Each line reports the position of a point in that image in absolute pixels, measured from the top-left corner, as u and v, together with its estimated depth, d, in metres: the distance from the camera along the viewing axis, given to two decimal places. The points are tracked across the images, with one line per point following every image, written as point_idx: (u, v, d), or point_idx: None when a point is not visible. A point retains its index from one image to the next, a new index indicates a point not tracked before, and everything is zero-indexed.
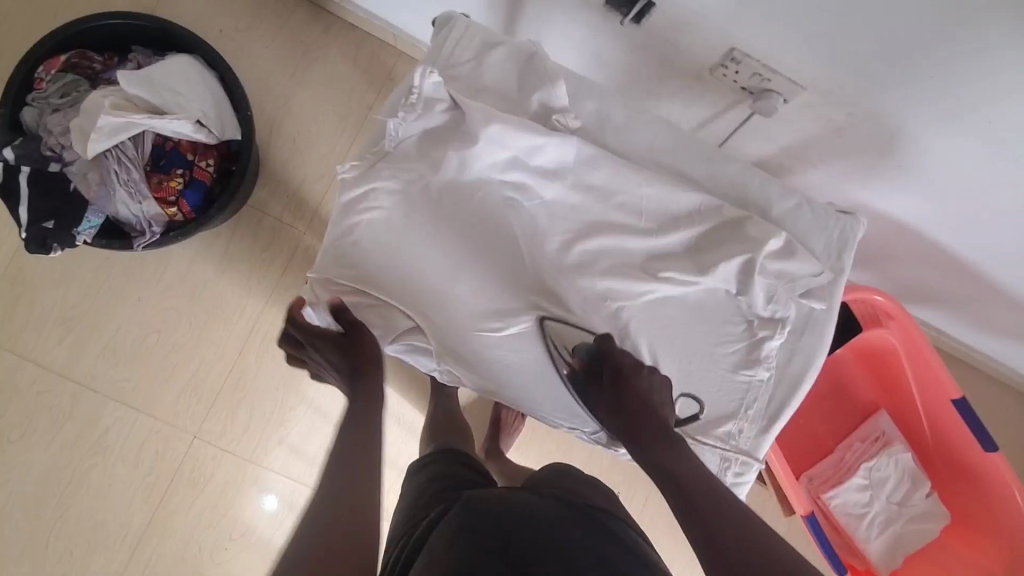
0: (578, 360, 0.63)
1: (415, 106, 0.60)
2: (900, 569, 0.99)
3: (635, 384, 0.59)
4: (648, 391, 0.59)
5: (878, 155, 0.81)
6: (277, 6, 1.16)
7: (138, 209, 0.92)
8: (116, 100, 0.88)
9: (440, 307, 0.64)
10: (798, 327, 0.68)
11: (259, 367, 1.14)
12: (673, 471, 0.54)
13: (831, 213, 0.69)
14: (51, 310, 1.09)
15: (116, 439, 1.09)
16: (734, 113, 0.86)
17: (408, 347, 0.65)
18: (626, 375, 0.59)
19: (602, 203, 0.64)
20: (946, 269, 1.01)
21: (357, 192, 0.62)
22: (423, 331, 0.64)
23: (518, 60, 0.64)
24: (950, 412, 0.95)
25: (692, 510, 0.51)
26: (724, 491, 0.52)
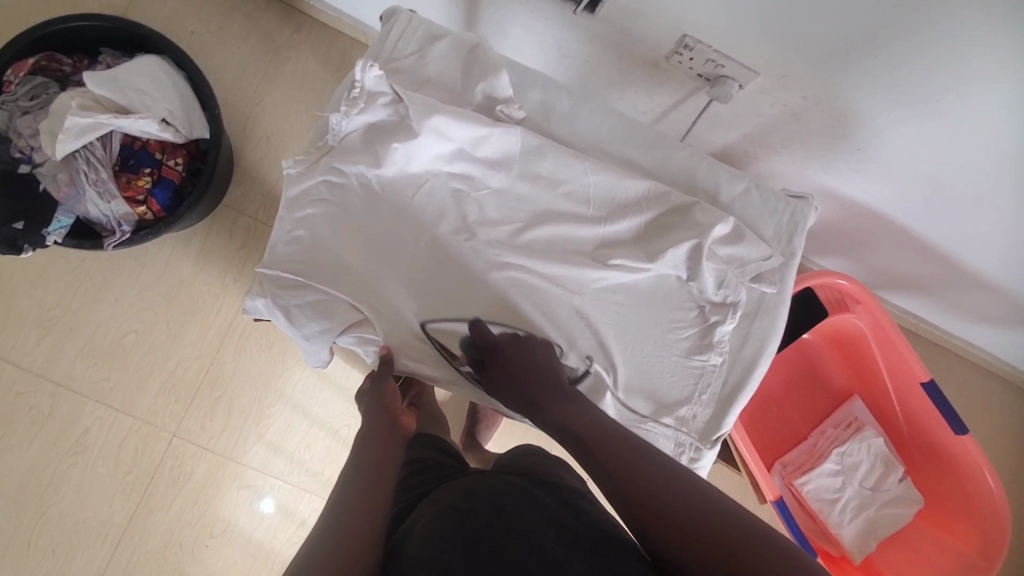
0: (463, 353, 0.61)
1: (357, 100, 0.60)
2: (876, 556, 0.98)
3: (513, 352, 0.59)
4: (530, 353, 0.60)
5: (834, 139, 0.81)
6: (247, 6, 1.17)
7: (107, 208, 0.93)
8: (83, 101, 0.89)
9: (391, 297, 0.64)
10: (750, 311, 0.69)
11: (237, 364, 1.15)
12: (569, 428, 0.54)
13: (781, 198, 0.70)
14: (29, 311, 1.10)
15: (96, 438, 1.11)
16: (693, 102, 0.87)
17: (359, 339, 0.63)
18: (503, 349, 0.60)
19: (550, 190, 0.65)
20: (914, 254, 1.02)
21: (302, 186, 0.63)
22: (372, 324, 0.63)
23: (463, 51, 0.65)
24: (920, 396, 0.95)
25: (594, 460, 0.51)
26: (613, 430, 0.54)
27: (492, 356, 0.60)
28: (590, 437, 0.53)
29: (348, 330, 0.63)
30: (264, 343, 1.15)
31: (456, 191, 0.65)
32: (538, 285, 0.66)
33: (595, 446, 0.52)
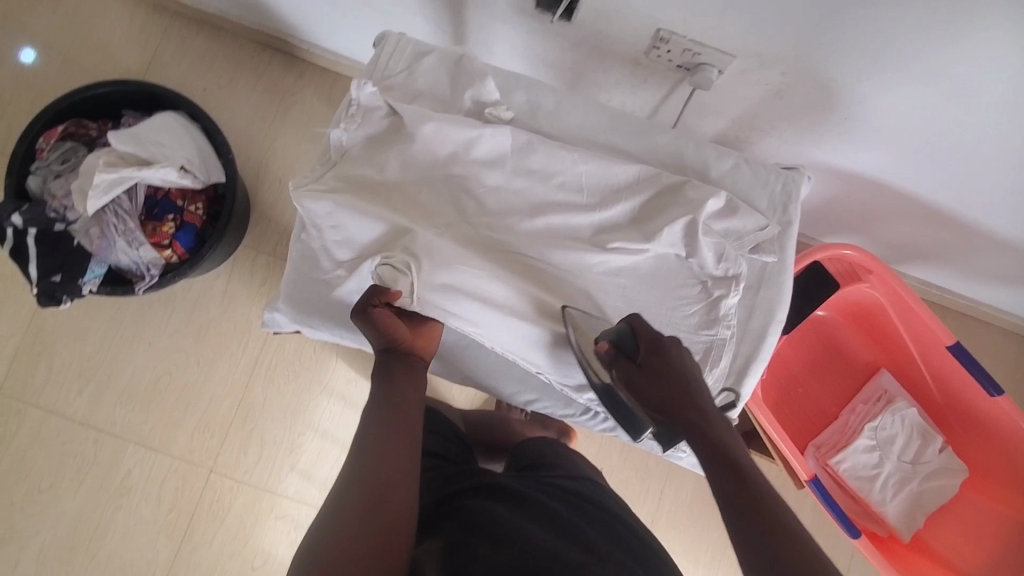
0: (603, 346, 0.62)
1: (355, 116, 0.65)
2: (925, 530, 0.95)
3: (675, 352, 0.60)
4: (682, 362, 0.59)
5: (819, 110, 0.83)
6: (252, 60, 1.25)
7: (137, 255, 0.99)
8: (109, 158, 0.96)
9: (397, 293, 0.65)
10: (753, 283, 0.69)
11: (267, 397, 1.18)
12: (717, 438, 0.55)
13: (770, 168, 0.71)
14: (70, 363, 1.16)
15: (138, 479, 1.14)
16: (678, 92, 0.89)
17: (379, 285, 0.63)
18: (662, 347, 0.60)
19: (543, 184, 0.68)
20: (922, 219, 1.01)
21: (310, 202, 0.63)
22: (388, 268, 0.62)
23: (450, 65, 0.69)
24: (949, 361, 0.93)
25: (724, 470, 0.53)
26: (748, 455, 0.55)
27: (653, 349, 0.61)
28: (731, 457, 0.53)
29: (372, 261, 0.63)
30: (291, 374, 1.19)
31: (453, 194, 0.68)
32: (547, 276, 0.68)
33: (731, 464, 0.52)
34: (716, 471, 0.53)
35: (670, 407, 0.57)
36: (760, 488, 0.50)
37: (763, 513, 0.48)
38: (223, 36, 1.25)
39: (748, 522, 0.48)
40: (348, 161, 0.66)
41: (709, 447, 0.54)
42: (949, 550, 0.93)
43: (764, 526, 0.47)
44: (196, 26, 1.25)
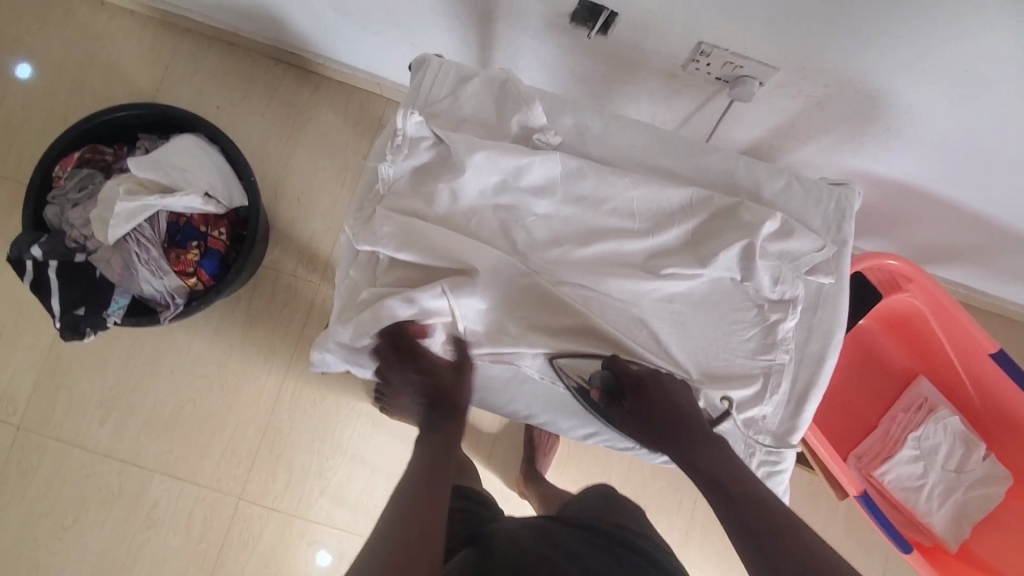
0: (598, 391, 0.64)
1: (401, 147, 0.63)
2: (971, 539, 0.94)
3: (656, 389, 0.63)
4: (670, 392, 0.63)
5: (863, 122, 0.81)
6: (265, 75, 1.22)
7: (161, 284, 0.96)
8: (130, 185, 0.93)
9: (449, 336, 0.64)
10: (809, 305, 0.68)
11: (293, 422, 1.16)
12: (710, 464, 0.59)
13: (823, 186, 0.70)
14: (91, 393, 1.14)
15: (165, 510, 1.12)
16: (714, 104, 0.87)
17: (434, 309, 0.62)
18: (643, 385, 0.63)
19: (593, 211, 0.66)
20: (957, 224, 1.00)
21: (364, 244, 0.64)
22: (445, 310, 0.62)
23: (493, 90, 0.67)
24: (992, 370, 0.91)
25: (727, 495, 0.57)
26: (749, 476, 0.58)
27: (636, 392, 0.63)
28: (734, 489, 0.57)
29: (439, 283, 0.61)
30: (316, 397, 1.17)
31: (502, 223, 0.65)
32: (603, 304, 0.66)
33: (733, 494, 0.56)
34: (724, 503, 0.57)
35: (672, 445, 0.61)
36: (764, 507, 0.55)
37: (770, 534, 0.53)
38: (235, 53, 1.22)
39: (755, 543, 0.53)
40: (394, 194, 0.64)
41: (711, 480, 0.58)
42: (999, 559, 0.92)
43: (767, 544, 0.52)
44: (207, 44, 1.22)
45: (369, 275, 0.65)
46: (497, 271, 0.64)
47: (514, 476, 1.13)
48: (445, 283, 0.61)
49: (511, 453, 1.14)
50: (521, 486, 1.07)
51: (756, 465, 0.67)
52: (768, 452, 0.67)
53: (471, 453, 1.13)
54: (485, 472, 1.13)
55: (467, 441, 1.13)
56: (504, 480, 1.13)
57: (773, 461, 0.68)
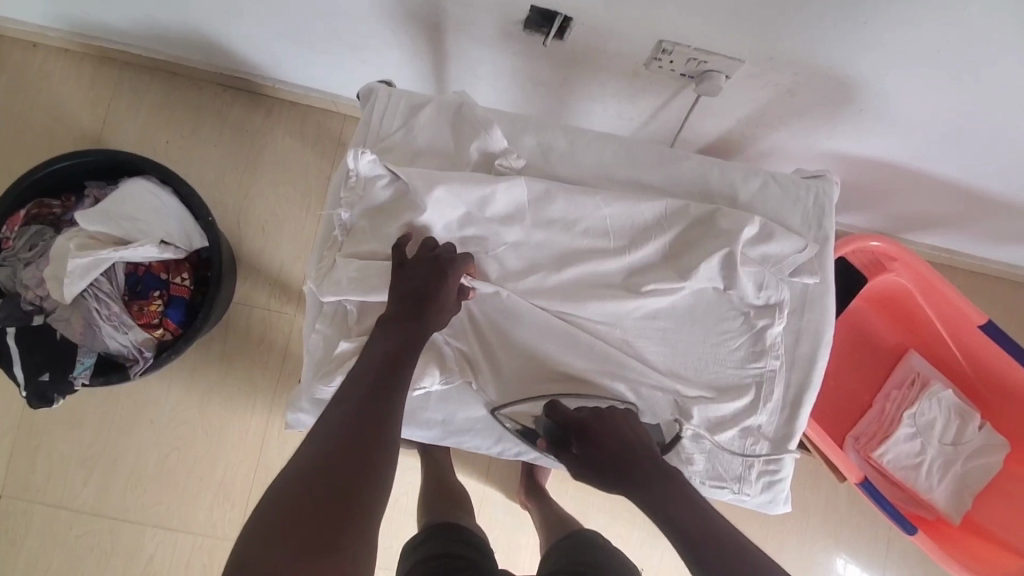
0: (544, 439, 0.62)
1: (356, 187, 0.60)
2: (973, 509, 0.95)
3: (601, 429, 0.59)
4: (616, 428, 0.59)
5: (835, 106, 0.79)
6: (214, 103, 1.16)
7: (126, 339, 0.92)
8: (80, 240, 0.89)
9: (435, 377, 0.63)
10: (797, 307, 0.66)
11: (284, 459, 1.13)
12: (667, 504, 0.54)
13: (800, 182, 0.67)
14: (70, 453, 1.10)
15: (163, 562, 1.09)
16: (681, 99, 0.84)
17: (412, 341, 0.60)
18: (587, 427, 0.59)
19: (566, 233, 0.63)
20: (936, 194, 0.98)
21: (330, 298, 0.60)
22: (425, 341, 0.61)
23: (448, 116, 0.63)
24: (982, 340, 0.91)
25: (687, 536, 0.52)
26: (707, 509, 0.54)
27: (581, 434, 0.59)
28: (690, 526, 0.52)
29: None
30: None
31: (472, 256, 0.63)
32: (584, 328, 0.64)
33: (689, 531, 0.52)
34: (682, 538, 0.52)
35: (623, 485, 0.57)
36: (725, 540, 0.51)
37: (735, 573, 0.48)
38: (179, 82, 1.16)
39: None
40: (355, 238, 0.61)
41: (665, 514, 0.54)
42: (999, 527, 0.93)
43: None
44: (149, 76, 1.15)
45: (339, 326, 0.62)
46: (472, 307, 0.62)
47: (515, 490, 1.11)
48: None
49: (509, 466, 1.13)
50: (523, 501, 1.05)
51: (756, 477, 0.66)
52: (766, 461, 0.66)
53: (469, 471, 1.11)
54: (485, 488, 1.11)
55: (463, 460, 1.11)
56: (505, 495, 1.11)
57: (772, 471, 0.66)
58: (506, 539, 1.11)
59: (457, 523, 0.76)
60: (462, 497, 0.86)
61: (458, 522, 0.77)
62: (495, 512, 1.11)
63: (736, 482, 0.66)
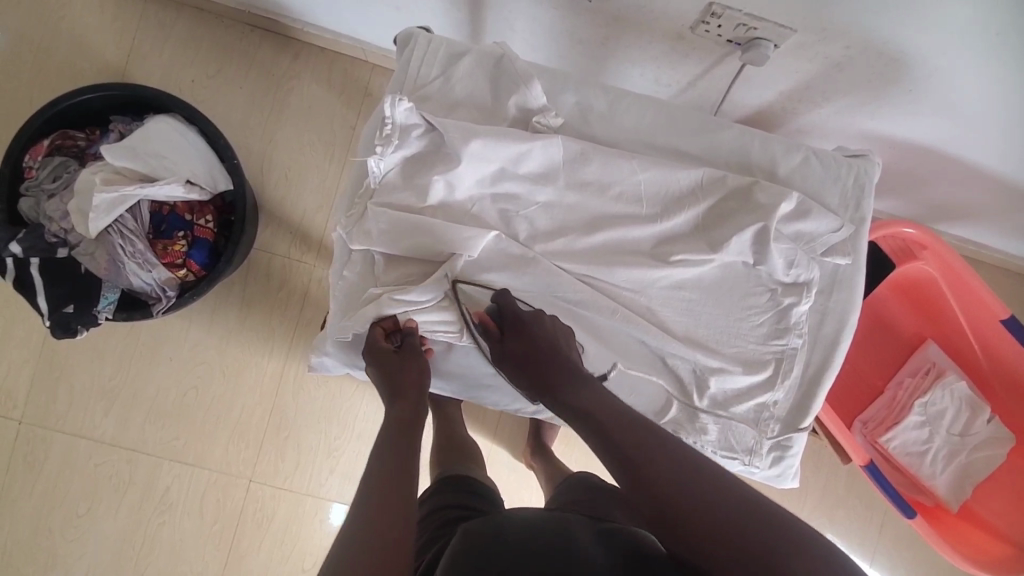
0: (485, 318, 0.61)
1: (390, 138, 0.58)
2: (972, 499, 0.96)
3: (536, 330, 0.60)
4: (551, 334, 0.60)
5: (883, 83, 0.76)
6: (240, 44, 1.13)
7: (150, 277, 0.93)
8: (106, 175, 0.88)
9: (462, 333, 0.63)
10: (825, 287, 0.66)
11: (297, 404, 1.15)
12: (586, 408, 0.55)
13: (841, 160, 0.66)
14: (90, 385, 1.13)
15: (177, 494, 1.13)
16: (724, 66, 0.81)
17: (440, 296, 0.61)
18: (524, 324, 0.60)
19: (599, 197, 0.62)
20: (973, 184, 0.96)
21: (358, 247, 0.60)
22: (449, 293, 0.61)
23: (487, 68, 0.62)
24: (1002, 333, 0.91)
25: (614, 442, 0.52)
26: (625, 413, 0.54)
27: (515, 330, 0.60)
28: (613, 432, 0.52)
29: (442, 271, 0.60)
30: (320, 379, 1.16)
31: (503, 214, 0.62)
32: (610, 293, 0.64)
33: (609, 430, 0.52)
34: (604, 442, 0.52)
35: (540, 385, 0.58)
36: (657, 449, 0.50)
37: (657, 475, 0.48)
38: (205, 19, 1.13)
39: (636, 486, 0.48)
40: (387, 188, 0.60)
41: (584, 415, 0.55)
42: (994, 517, 0.95)
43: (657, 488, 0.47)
44: (174, 11, 1.13)
45: (368, 276, 0.62)
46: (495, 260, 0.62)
47: (521, 448, 1.14)
48: (447, 268, 0.60)
49: (515, 427, 1.15)
50: (530, 461, 1.08)
51: (767, 450, 0.67)
52: (780, 437, 0.67)
53: (478, 428, 1.14)
54: (493, 446, 1.14)
55: (473, 417, 1.14)
56: (512, 454, 1.14)
57: (783, 446, 0.67)
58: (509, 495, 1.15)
59: (462, 474, 0.79)
60: (473, 451, 0.88)
61: (470, 474, 0.80)
62: (501, 469, 1.14)
63: (747, 455, 0.67)
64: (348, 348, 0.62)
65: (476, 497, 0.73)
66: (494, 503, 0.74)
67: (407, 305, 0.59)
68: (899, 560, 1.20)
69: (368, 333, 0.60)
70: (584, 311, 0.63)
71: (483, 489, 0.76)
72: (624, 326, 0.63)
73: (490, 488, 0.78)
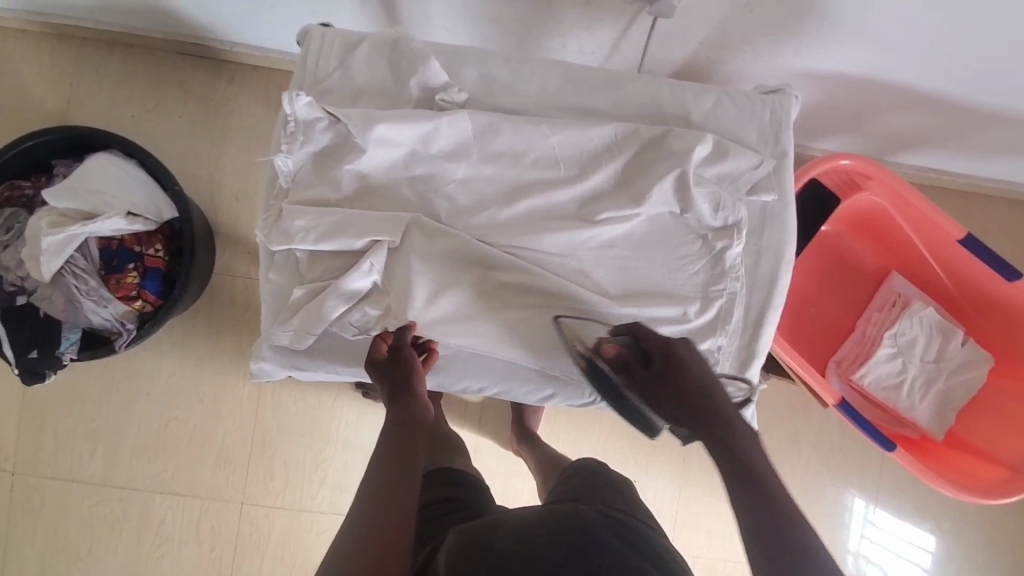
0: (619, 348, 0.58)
1: (295, 135, 0.59)
2: (957, 426, 0.95)
3: (684, 358, 0.56)
4: (694, 364, 0.56)
5: (795, 17, 0.75)
6: (175, 72, 1.14)
7: (107, 312, 0.93)
8: (51, 218, 0.89)
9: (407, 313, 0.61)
10: (756, 225, 0.65)
11: (279, 422, 1.15)
12: (739, 458, 0.50)
13: (755, 97, 0.66)
14: (74, 429, 1.13)
15: (173, 526, 1.14)
16: (639, 24, 0.81)
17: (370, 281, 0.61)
18: (674, 355, 0.56)
19: (515, 166, 0.62)
20: (914, 109, 0.95)
21: (279, 249, 0.60)
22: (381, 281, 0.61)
23: (385, 53, 0.62)
24: (963, 254, 0.90)
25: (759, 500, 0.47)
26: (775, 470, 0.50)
27: (665, 360, 0.56)
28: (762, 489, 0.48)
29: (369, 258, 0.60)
30: (298, 394, 1.16)
31: (420, 196, 0.62)
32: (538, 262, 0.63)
33: (755, 490, 0.48)
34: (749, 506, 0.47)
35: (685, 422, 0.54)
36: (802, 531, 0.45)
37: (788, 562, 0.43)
38: (138, 54, 1.14)
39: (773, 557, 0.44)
40: (300, 185, 0.60)
41: (738, 467, 0.49)
42: (982, 441, 0.92)
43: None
44: (108, 51, 1.13)
45: (293, 275, 0.62)
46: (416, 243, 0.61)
47: (507, 436, 1.14)
48: (375, 256, 0.60)
49: (500, 416, 1.15)
50: (516, 448, 1.07)
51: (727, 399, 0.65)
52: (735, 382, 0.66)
53: (461, 421, 1.13)
54: (479, 437, 1.14)
55: (455, 411, 1.13)
56: (499, 443, 1.13)
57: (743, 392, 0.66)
58: (502, 484, 1.14)
59: (444, 465, 0.78)
60: (454, 442, 0.88)
61: (454, 465, 0.79)
62: (490, 459, 1.14)
63: None
64: (283, 351, 0.62)
65: (458, 488, 0.72)
66: (479, 491, 0.74)
67: (337, 292, 0.59)
68: (902, 498, 1.19)
69: (299, 331, 0.60)
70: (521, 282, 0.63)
71: (467, 477, 0.75)
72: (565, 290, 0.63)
73: (472, 475, 0.77)
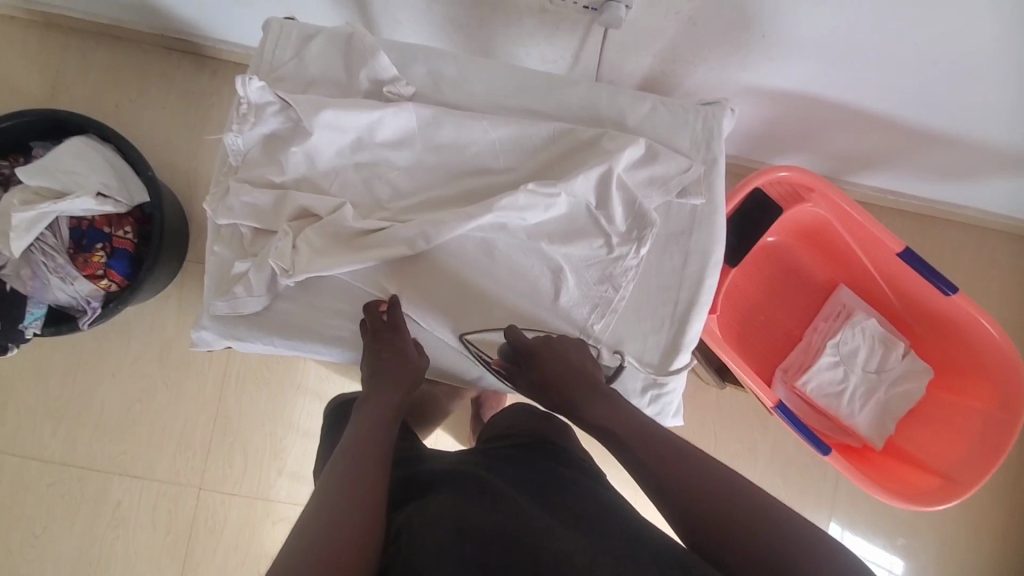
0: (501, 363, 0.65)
1: (247, 116, 0.63)
2: (895, 436, 0.98)
3: (551, 352, 0.62)
4: (567, 352, 0.63)
5: (737, 33, 0.80)
6: (160, 66, 1.18)
7: (73, 290, 0.97)
8: (24, 195, 0.91)
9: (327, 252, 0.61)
10: (686, 226, 0.69)
11: (241, 408, 1.17)
12: (614, 428, 0.57)
13: (689, 106, 0.70)
14: (37, 406, 1.15)
15: (129, 508, 1.15)
16: (594, 36, 0.85)
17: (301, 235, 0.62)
18: (538, 351, 0.62)
19: (456, 156, 0.66)
20: (859, 129, 0.99)
21: (224, 222, 0.64)
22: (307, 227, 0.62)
23: (340, 48, 0.66)
24: (902, 267, 0.92)
25: (653, 473, 0.52)
26: (660, 431, 0.56)
27: (528, 360, 0.63)
28: (653, 457, 0.53)
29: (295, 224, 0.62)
30: (262, 382, 1.18)
31: (365, 181, 0.65)
32: (469, 251, 0.66)
33: (648, 461, 0.53)
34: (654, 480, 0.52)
35: (564, 408, 0.61)
36: (716, 487, 0.49)
37: (706, 510, 0.48)
38: (126, 46, 1.18)
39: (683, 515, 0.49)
40: (249, 164, 0.65)
41: (619, 441, 0.56)
42: (918, 449, 0.95)
43: (732, 534, 0.47)
44: (96, 42, 1.18)
45: (238, 249, 0.65)
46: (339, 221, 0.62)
47: (466, 432, 1.15)
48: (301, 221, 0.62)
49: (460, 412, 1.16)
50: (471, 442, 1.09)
51: (642, 391, 0.69)
52: (653, 377, 0.68)
53: None
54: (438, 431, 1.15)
55: None
56: (458, 439, 1.15)
57: (659, 385, 0.69)
58: None
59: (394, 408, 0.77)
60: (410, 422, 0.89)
61: None
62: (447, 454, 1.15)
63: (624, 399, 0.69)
64: (224, 320, 0.65)
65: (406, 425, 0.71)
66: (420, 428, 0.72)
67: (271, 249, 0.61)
68: (855, 512, 1.20)
69: (238, 299, 0.63)
70: (469, 331, 0.66)
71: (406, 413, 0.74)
72: (510, 273, 0.66)
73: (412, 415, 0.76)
